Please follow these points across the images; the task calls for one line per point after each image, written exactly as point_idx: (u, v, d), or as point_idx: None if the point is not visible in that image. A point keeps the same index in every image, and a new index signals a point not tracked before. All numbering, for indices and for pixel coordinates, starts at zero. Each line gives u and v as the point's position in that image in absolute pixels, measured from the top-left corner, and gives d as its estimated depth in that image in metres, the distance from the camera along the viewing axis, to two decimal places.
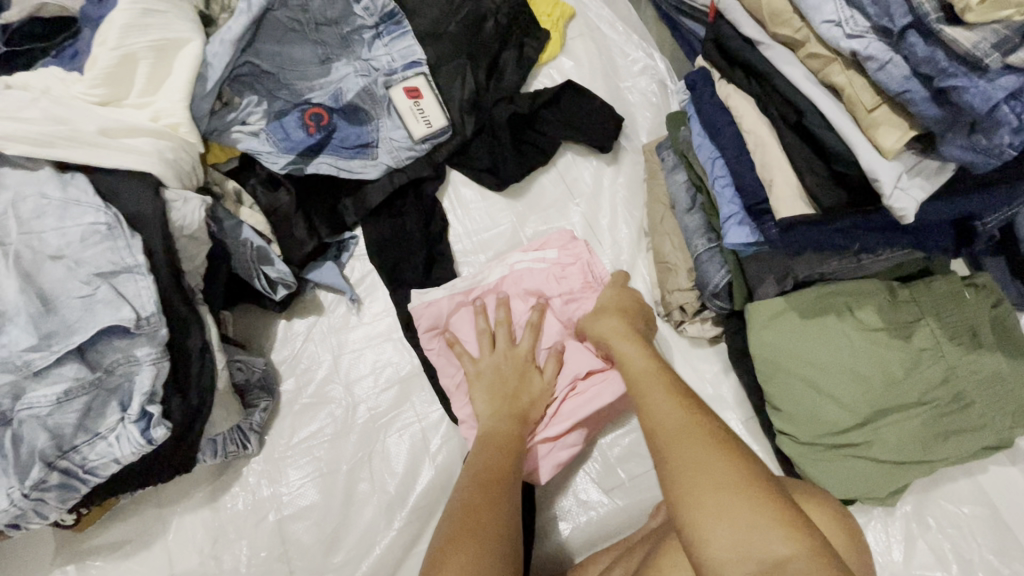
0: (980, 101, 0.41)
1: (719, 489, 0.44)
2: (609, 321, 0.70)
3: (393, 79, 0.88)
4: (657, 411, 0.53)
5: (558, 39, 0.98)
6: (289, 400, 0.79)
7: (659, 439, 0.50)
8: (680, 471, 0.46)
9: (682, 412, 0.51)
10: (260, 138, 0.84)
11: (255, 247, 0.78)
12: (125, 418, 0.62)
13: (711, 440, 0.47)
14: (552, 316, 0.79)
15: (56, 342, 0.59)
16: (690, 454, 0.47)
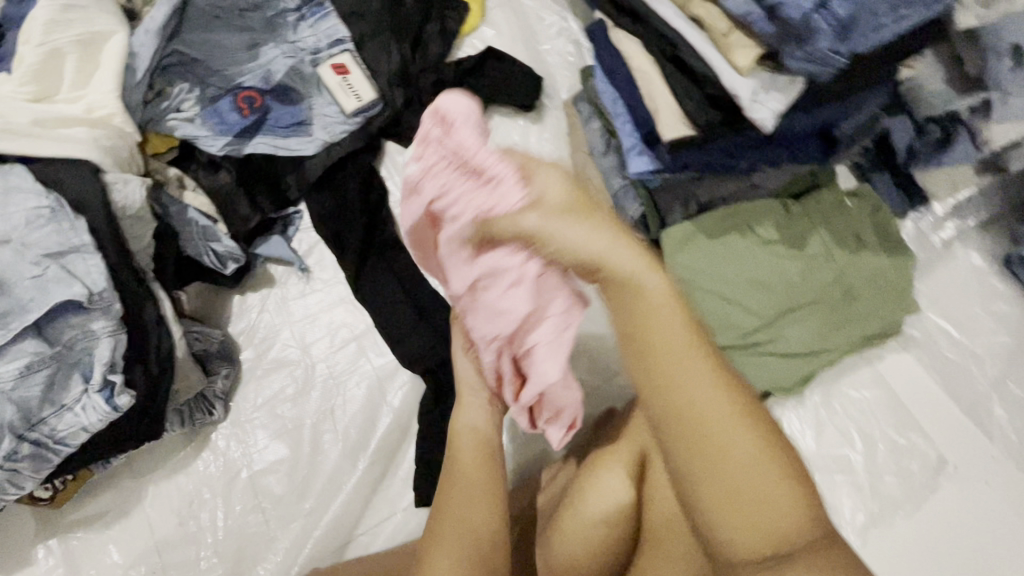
0: (795, 12, 0.50)
1: (760, 498, 0.39)
2: (564, 231, 0.44)
3: (320, 57, 0.94)
4: (685, 390, 0.40)
5: (478, 10, 1.03)
6: (249, 367, 0.84)
7: (697, 439, 0.40)
8: (716, 477, 0.39)
9: (720, 396, 0.40)
10: (197, 123, 0.88)
11: (202, 227, 0.82)
12: (88, 388, 0.66)
13: (755, 438, 0.40)
14: (448, 248, 0.53)
15: (13, 320, 0.62)
16: (732, 457, 0.39)
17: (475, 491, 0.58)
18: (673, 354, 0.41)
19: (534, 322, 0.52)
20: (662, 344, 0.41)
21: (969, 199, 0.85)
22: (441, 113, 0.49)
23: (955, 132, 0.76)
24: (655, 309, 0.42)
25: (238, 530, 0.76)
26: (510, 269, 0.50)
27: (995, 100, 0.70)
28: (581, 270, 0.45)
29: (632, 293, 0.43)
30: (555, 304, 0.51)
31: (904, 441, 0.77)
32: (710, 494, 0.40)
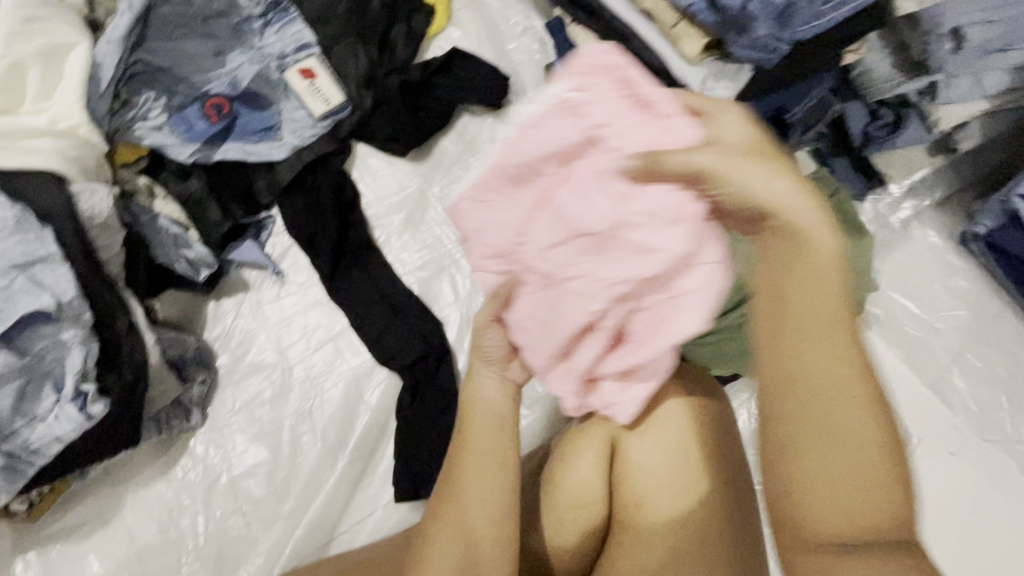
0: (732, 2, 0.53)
1: (859, 489, 0.36)
2: (744, 168, 0.38)
3: (286, 62, 0.94)
4: (821, 362, 0.36)
5: (444, 11, 1.04)
6: (226, 373, 0.84)
7: (816, 412, 0.36)
8: (815, 459, 0.36)
9: (852, 375, 0.36)
10: (165, 131, 0.88)
11: (173, 233, 0.83)
12: (61, 399, 0.66)
13: (872, 431, 0.36)
14: (591, 182, 0.48)
15: None
16: (845, 440, 0.36)
17: (482, 456, 0.56)
18: (811, 318, 0.36)
19: (680, 276, 0.47)
20: (803, 304, 0.36)
21: (922, 181, 0.88)
22: (597, 59, 0.49)
23: (905, 115, 0.80)
24: (820, 268, 0.36)
25: (220, 534, 0.76)
26: (670, 207, 0.45)
27: (940, 83, 0.74)
28: (742, 214, 0.39)
29: (808, 239, 0.37)
30: (711, 252, 0.46)
31: None
32: (804, 475, 0.37)
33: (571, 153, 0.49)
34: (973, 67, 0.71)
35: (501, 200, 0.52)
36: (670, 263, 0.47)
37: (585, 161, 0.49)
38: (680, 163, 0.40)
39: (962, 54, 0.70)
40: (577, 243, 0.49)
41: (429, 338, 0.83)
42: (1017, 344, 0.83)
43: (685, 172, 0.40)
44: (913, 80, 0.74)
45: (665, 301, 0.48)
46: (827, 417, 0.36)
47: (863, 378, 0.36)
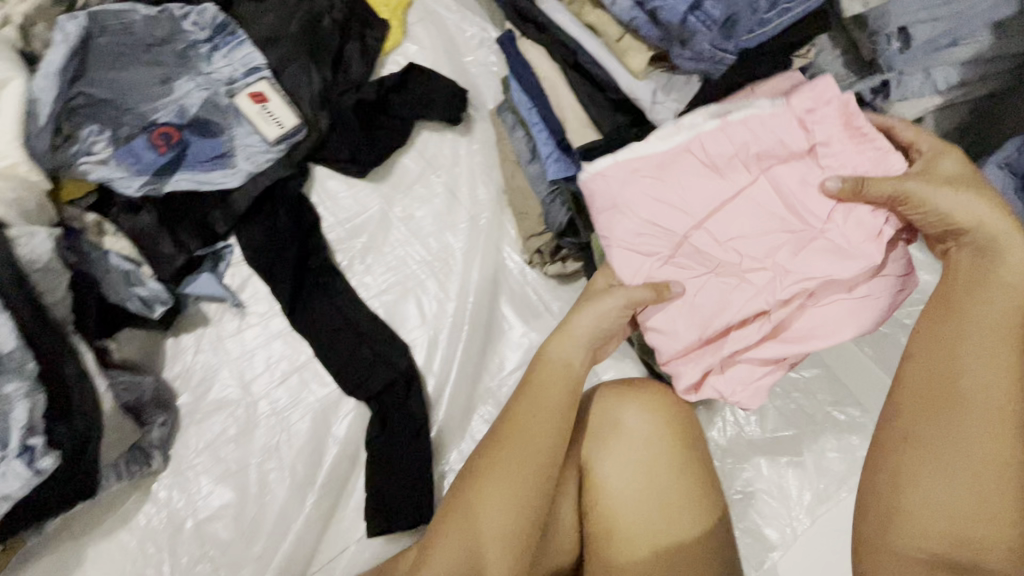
0: (672, 15, 0.51)
1: (968, 486, 0.49)
2: (947, 197, 0.52)
3: (236, 87, 0.91)
4: (979, 373, 0.51)
5: (399, 27, 1.03)
6: (188, 412, 0.81)
7: (961, 402, 0.51)
8: (941, 450, 0.51)
9: (1005, 393, 0.50)
10: (110, 165, 0.84)
11: (124, 271, 0.81)
12: (6, 455, 0.62)
13: (998, 446, 0.49)
14: (795, 187, 0.56)
15: None
16: (977, 437, 0.50)
17: (535, 424, 0.58)
18: (968, 336, 0.52)
19: (860, 284, 0.56)
20: (964, 331, 0.53)
21: None
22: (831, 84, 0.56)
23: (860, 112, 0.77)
24: (989, 306, 0.52)
25: None
26: (875, 221, 0.54)
27: (893, 80, 0.74)
28: (938, 233, 0.54)
29: (981, 285, 0.53)
30: (896, 270, 0.56)
31: (844, 417, 0.79)
32: (919, 460, 0.51)
33: (775, 158, 0.57)
34: (921, 62, 0.72)
35: (675, 181, 0.58)
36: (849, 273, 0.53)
37: (789, 167, 0.57)
38: (885, 188, 0.53)
39: (908, 53, 0.71)
40: (765, 239, 0.57)
41: (397, 364, 0.81)
42: None
43: (890, 194, 0.53)
44: (864, 79, 0.75)
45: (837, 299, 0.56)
46: (964, 428, 0.51)
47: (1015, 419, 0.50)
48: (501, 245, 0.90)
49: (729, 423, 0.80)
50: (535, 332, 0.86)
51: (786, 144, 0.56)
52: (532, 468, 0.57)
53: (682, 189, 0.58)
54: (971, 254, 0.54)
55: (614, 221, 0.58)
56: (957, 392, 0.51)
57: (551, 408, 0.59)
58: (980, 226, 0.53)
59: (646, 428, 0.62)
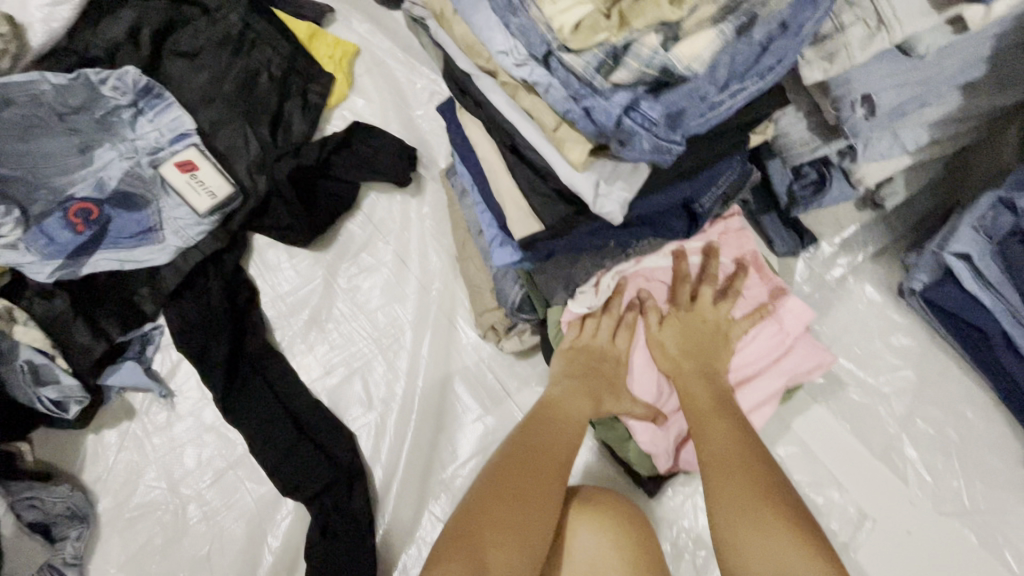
0: (604, 116, 0.46)
1: (752, 526, 0.55)
2: (676, 348, 0.68)
3: (160, 156, 0.84)
4: (721, 451, 0.61)
5: (344, 80, 0.97)
6: (110, 520, 0.74)
7: (720, 481, 0.59)
8: (721, 510, 0.58)
9: (737, 455, 0.61)
10: (19, 248, 0.76)
11: (34, 367, 0.73)
12: None
13: (757, 497, 0.57)
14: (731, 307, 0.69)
15: None
16: (743, 500, 0.58)
17: (553, 452, 0.66)
18: (705, 420, 0.64)
19: (781, 368, 0.69)
20: (700, 416, 0.65)
21: (856, 234, 0.84)
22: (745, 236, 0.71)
23: (828, 175, 0.74)
24: (695, 403, 0.65)
25: None
26: (773, 333, 0.69)
27: (859, 146, 0.68)
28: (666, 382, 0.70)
29: (693, 387, 0.66)
30: (805, 355, 0.69)
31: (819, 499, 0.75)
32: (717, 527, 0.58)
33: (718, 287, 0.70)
34: (886, 129, 0.67)
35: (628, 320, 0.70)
36: (751, 367, 0.69)
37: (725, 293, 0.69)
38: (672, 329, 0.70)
39: (874, 120, 0.66)
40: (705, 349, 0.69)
41: (338, 458, 0.75)
42: (967, 403, 0.78)
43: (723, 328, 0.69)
44: (829, 144, 0.70)
45: (757, 381, 0.69)
46: (719, 488, 0.59)
47: (746, 459, 0.61)
48: (456, 316, 0.84)
49: (701, 510, 0.74)
50: (492, 416, 0.79)
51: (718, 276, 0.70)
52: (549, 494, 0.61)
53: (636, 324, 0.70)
54: (691, 368, 0.67)
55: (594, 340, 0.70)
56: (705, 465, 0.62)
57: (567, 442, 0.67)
58: (681, 357, 0.68)
59: (596, 558, 0.62)
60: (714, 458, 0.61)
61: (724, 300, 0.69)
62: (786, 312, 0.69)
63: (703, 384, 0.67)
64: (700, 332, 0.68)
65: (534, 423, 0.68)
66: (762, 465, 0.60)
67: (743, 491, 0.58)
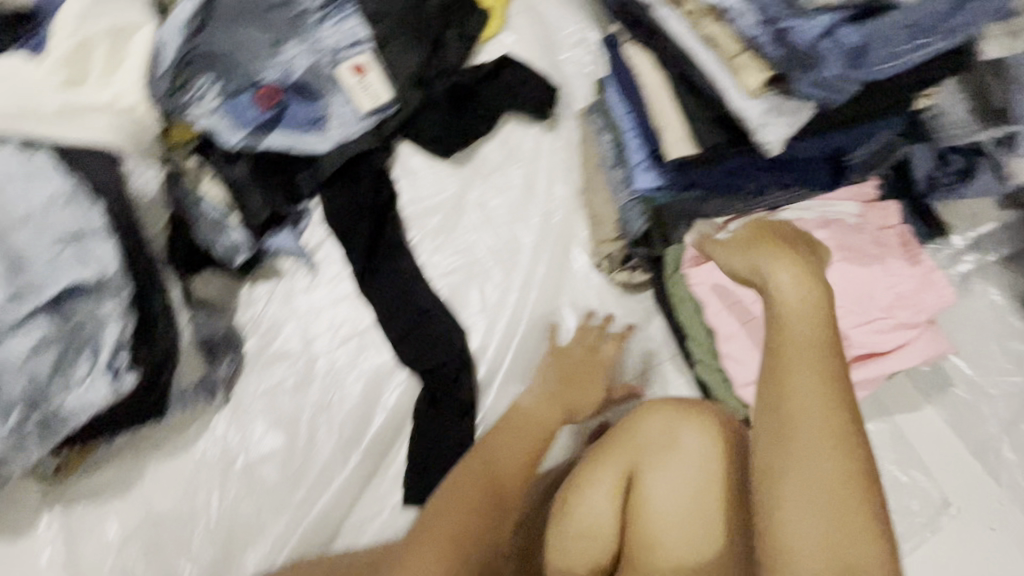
0: (801, 37, 0.50)
1: (822, 497, 0.46)
2: (774, 263, 0.55)
3: (338, 58, 0.95)
4: (808, 401, 0.48)
5: (499, 17, 1.04)
6: (253, 358, 0.85)
7: (796, 433, 0.48)
8: (793, 463, 0.47)
9: (827, 408, 0.48)
10: (217, 117, 0.89)
11: (213, 217, 0.85)
12: (94, 368, 0.68)
13: (841, 461, 0.46)
14: (868, 276, 0.70)
15: (29, 298, 0.66)
16: (821, 458, 0.46)
17: (502, 456, 0.64)
18: (792, 351, 0.51)
19: (905, 346, 0.70)
20: (784, 346, 0.51)
21: (990, 234, 0.82)
22: (884, 210, 0.75)
23: (974, 164, 0.72)
24: (789, 327, 0.52)
25: (232, 516, 0.78)
26: (909, 313, 0.69)
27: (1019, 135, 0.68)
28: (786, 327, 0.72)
29: (784, 308, 0.52)
30: (931, 340, 0.70)
31: (907, 480, 0.76)
32: (783, 480, 0.47)
33: (856, 252, 0.71)
34: None
35: None
36: (879, 341, 0.69)
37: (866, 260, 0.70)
38: (750, 232, 0.60)
39: None
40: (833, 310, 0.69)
41: (451, 345, 0.83)
42: None
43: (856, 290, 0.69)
44: (988, 129, 0.69)
45: (880, 356, 0.70)
46: (796, 441, 0.47)
47: (835, 412, 0.48)
48: (572, 244, 0.90)
49: None
50: None
51: (858, 241, 0.72)
52: (473, 492, 0.59)
53: None
54: (777, 271, 0.55)
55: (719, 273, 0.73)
56: (783, 409, 0.49)
57: (524, 445, 0.66)
58: (771, 263, 0.55)
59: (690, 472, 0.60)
60: (798, 406, 0.48)
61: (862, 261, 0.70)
62: (927, 295, 0.70)
63: (803, 307, 0.52)
64: (773, 239, 0.58)
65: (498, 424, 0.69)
66: (853, 424, 0.48)
67: (824, 453, 0.47)
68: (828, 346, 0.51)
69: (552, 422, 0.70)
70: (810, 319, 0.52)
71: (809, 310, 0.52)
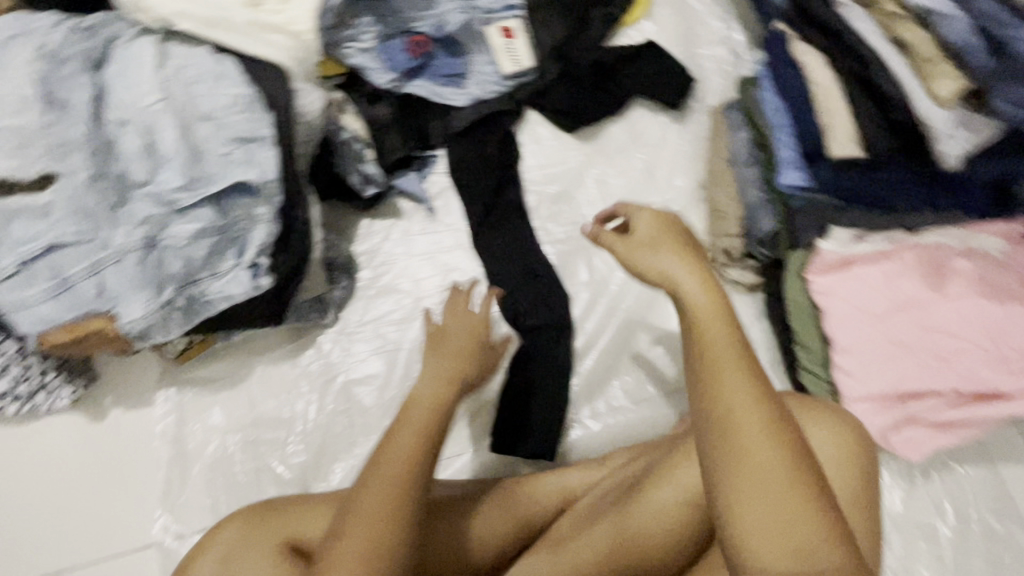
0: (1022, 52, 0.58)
1: (775, 503, 0.40)
2: (665, 260, 0.52)
3: (490, 18, 0.98)
4: (735, 400, 0.43)
5: (644, 3, 1.05)
6: (364, 287, 0.90)
7: (730, 437, 0.42)
8: (739, 470, 0.41)
9: (757, 405, 0.43)
10: (369, 56, 0.94)
11: (354, 147, 0.87)
12: (239, 264, 0.73)
13: (784, 458, 0.41)
14: (1006, 315, 0.68)
15: (198, 186, 0.70)
16: (758, 457, 0.41)
17: (401, 451, 0.56)
18: (707, 348, 0.47)
19: None
20: (711, 349, 0.46)
21: None
22: None
23: None
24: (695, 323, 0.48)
25: (326, 428, 0.83)
26: None
27: None
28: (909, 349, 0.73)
29: (686, 298, 0.50)
30: None
31: (1003, 532, 0.74)
32: (729, 492, 0.41)
33: (998, 289, 0.70)
34: None
35: (891, 276, 0.72)
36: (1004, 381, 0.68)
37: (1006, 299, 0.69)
38: (646, 230, 0.56)
39: None
40: (960, 340, 0.69)
41: (556, 308, 0.85)
42: None
43: (989, 327, 0.69)
44: None
45: (1003, 398, 0.69)
46: (735, 445, 0.42)
47: (764, 407, 0.43)
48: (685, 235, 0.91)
49: None
50: None
51: (999, 280, 0.71)
52: (389, 487, 0.53)
53: (895, 283, 0.72)
54: (676, 268, 0.52)
55: (847, 282, 0.73)
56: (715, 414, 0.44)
57: (411, 441, 0.57)
58: (673, 262, 0.52)
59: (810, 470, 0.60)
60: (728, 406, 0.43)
61: (1003, 298, 0.69)
62: None
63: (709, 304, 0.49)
64: (678, 239, 0.55)
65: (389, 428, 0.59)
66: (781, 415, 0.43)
67: (763, 451, 0.41)
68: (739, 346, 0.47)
69: (450, 397, 0.61)
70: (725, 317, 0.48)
71: (716, 309, 0.49)
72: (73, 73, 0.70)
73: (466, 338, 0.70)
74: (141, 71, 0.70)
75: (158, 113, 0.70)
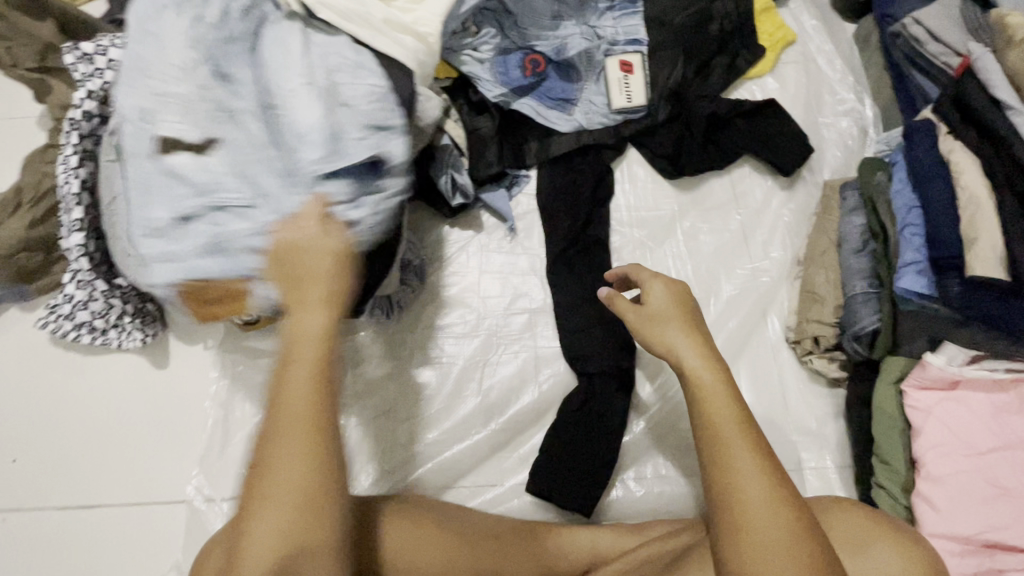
0: None
1: (767, 544, 0.50)
2: (674, 334, 0.63)
3: (612, 50, 0.96)
4: (739, 460, 0.54)
5: (772, 60, 1.00)
6: (431, 293, 0.89)
7: (733, 491, 0.53)
8: (743, 517, 0.51)
9: (757, 465, 0.53)
10: (484, 67, 0.93)
11: (453, 155, 0.86)
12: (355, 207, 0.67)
13: (777, 509, 0.51)
14: None
15: (337, 160, 0.65)
16: (761, 507, 0.51)
17: (292, 397, 0.49)
18: (717, 416, 0.57)
19: None
20: (715, 415, 0.57)
21: None
22: None
23: None
24: (707, 395, 0.58)
25: (366, 428, 0.82)
26: None
27: None
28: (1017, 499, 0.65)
29: (697, 369, 0.60)
30: None
31: None
32: (732, 537, 0.51)
33: None
34: None
35: (1001, 412, 0.66)
36: None
37: None
38: (661, 303, 0.66)
39: None
40: None
41: (622, 359, 0.81)
42: None
43: None
44: None
45: None
46: (738, 497, 0.52)
47: (766, 469, 0.53)
48: (771, 310, 0.86)
49: None
50: (761, 411, 0.80)
51: None
52: (294, 434, 0.48)
53: (1005, 421, 0.66)
54: (685, 344, 0.62)
55: (948, 407, 0.68)
56: (723, 471, 0.54)
57: (303, 382, 0.50)
58: (679, 334, 0.63)
59: None
60: (736, 466, 0.53)
61: None
62: None
63: (718, 377, 0.59)
64: (689, 316, 0.65)
65: (277, 372, 0.51)
66: (781, 473, 0.53)
67: (762, 499, 0.52)
68: (741, 417, 0.57)
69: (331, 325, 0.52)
70: (726, 395, 0.58)
71: (721, 385, 0.58)
72: (226, 46, 0.70)
73: (326, 262, 0.56)
74: (289, 53, 0.70)
75: (301, 94, 0.67)
